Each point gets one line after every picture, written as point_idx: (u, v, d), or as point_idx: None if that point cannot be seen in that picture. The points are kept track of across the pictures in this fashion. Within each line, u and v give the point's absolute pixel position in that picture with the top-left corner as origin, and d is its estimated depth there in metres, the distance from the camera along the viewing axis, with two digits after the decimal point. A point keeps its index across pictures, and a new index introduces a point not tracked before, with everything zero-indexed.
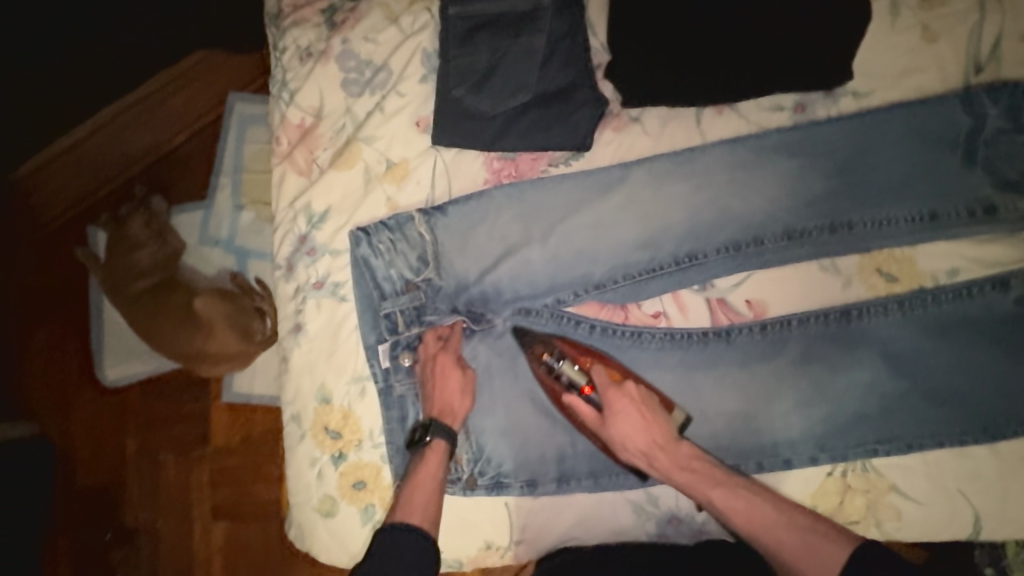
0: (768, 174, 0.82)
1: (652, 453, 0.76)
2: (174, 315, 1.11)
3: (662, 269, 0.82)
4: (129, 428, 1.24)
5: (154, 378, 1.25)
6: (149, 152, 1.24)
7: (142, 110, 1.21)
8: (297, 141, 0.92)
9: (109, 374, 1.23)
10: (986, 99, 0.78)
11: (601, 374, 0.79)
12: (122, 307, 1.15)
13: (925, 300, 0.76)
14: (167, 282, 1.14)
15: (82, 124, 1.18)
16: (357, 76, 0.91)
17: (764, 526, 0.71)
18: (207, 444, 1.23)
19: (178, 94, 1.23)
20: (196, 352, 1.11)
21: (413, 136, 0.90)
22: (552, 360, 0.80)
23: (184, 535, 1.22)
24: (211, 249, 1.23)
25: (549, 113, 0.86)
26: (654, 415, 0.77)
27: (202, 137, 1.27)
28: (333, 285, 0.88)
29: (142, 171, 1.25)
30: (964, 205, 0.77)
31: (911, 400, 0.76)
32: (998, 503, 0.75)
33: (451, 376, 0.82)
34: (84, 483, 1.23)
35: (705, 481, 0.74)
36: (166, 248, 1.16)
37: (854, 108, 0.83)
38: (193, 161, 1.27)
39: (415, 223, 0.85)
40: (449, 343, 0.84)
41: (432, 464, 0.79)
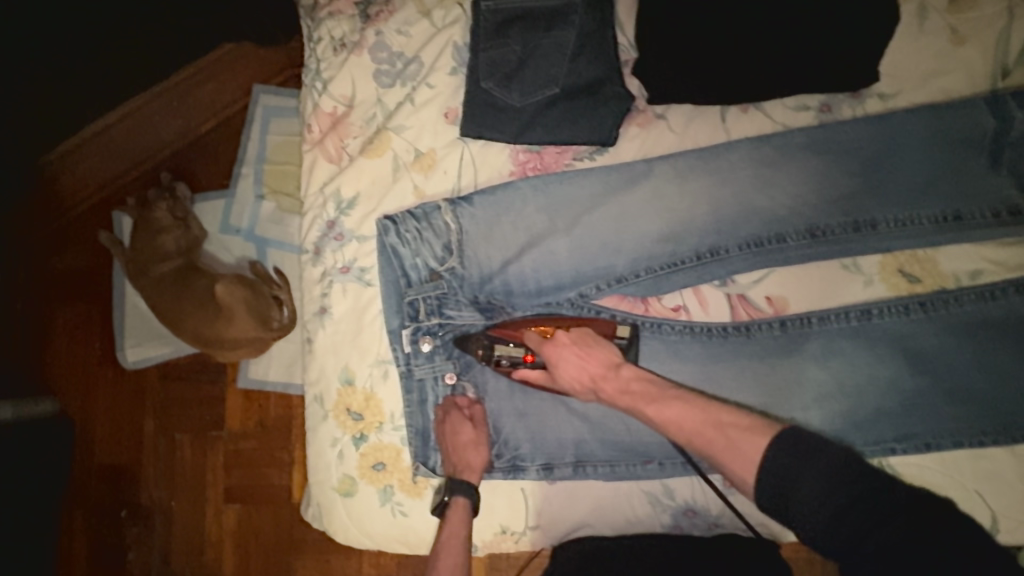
0: (792, 172, 0.83)
1: (597, 385, 0.78)
2: (193, 300, 1.13)
3: (683, 264, 0.83)
4: (147, 410, 1.27)
5: (170, 361, 1.27)
6: (176, 141, 1.28)
7: (171, 100, 1.25)
8: (328, 129, 0.94)
9: (129, 355, 1.26)
10: (1013, 103, 0.78)
11: (533, 337, 0.82)
12: (144, 290, 1.18)
13: (947, 301, 0.77)
14: (188, 267, 1.17)
15: (111, 112, 1.23)
16: (389, 67, 0.93)
17: (707, 432, 0.68)
18: (222, 429, 1.26)
19: (205, 85, 1.26)
20: (215, 338, 1.14)
21: (442, 127, 0.92)
22: (489, 348, 0.83)
23: (199, 515, 1.25)
24: (231, 238, 1.26)
25: (576, 108, 0.88)
26: (592, 348, 0.79)
27: (227, 129, 1.30)
28: (359, 270, 0.90)
29: (167, 159, 1.28)
30: (990, 207, 0.77)
31: (930, 400, 0.77)
32: (1016, 505, 0.75)
33: (461, 428, 0.83)
34: (102, 461, 1.26)
35: (646, 399, 0.75)
36: (188, 236, 1.19)
37: (880, 109, 0.84)
38: (217, 151, 1.30)
39: (442, 212, 0.87)
40: (451, 409, 0.84)
41: (456, 521, 0.80)
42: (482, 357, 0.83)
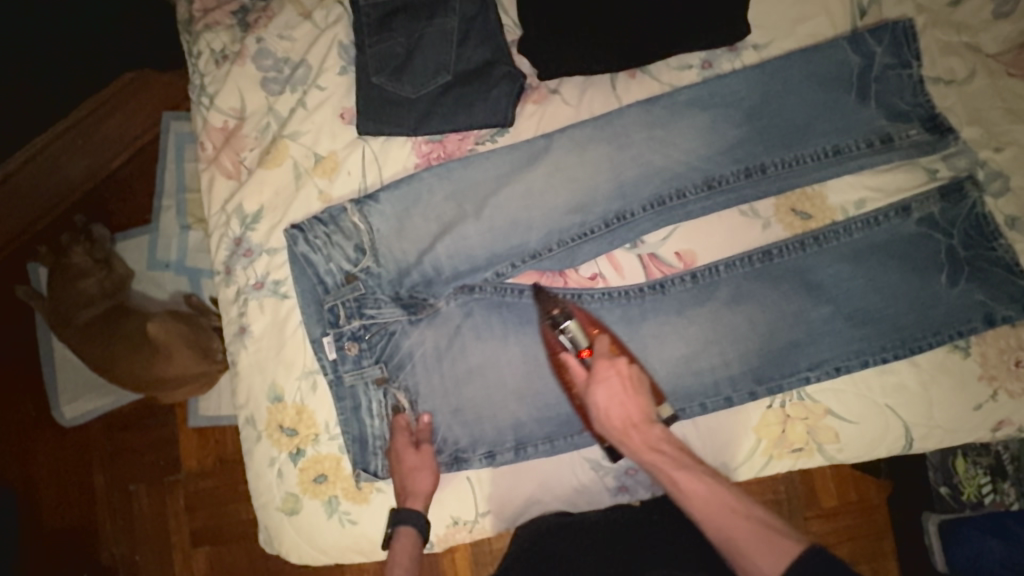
0: (683, 129, 0.85)
1: (624, 426, 0.75)
2: (126, 340, 1.07)
3: (593, 233, 0.84)
4: (96, 466, 1.21)
5: (113, 412, 1.22)
6: (88, 180, 1.21)
7: (75, 137, 1.17)
8: (222, 145, 0.91)
9: (66, 413, 1.20)
10: (872, 40, 0.83)
11: (602, 342, 0.79)
12: (72, 340, 1.11)
13: (837, 232, 0.81)
14: (118, 309, 1.11)
15: (10, 159, 1.13)
16: (276, 74, 0.91)
17: (721, 511, 0.66)
18: (178, 472, 1.20)
19: (111, 118, 1.19)
20: (154, 378, 1.08)
21: (339, 127, 0.90)
22: (561, 314, 0.81)
23: (166, 564, 1.19)
24: (161, 274, 1.22)
25: (468, 93, 0.88)
26: (637, 391, 0.76)
27: (142, 161, 1.24)
28: (273, 283, 0.88)
29: (80, 201, 1.22)
30: (863, 137, 0.82)
31: (836, 326, 0.81)
32: (923, 411, 0.80)
33: (408, 455, 0.82)
34: (53, 526, 1.19)
35: (669, 462, 0.71)
36: (112, 277, 1.14)
37: (756, 60, 0.88)
38: (133, 188, 1.24)
39: (348, 213, 0.85)
40: (400, 433, 0.83)
41: (404, 551, 0.78)
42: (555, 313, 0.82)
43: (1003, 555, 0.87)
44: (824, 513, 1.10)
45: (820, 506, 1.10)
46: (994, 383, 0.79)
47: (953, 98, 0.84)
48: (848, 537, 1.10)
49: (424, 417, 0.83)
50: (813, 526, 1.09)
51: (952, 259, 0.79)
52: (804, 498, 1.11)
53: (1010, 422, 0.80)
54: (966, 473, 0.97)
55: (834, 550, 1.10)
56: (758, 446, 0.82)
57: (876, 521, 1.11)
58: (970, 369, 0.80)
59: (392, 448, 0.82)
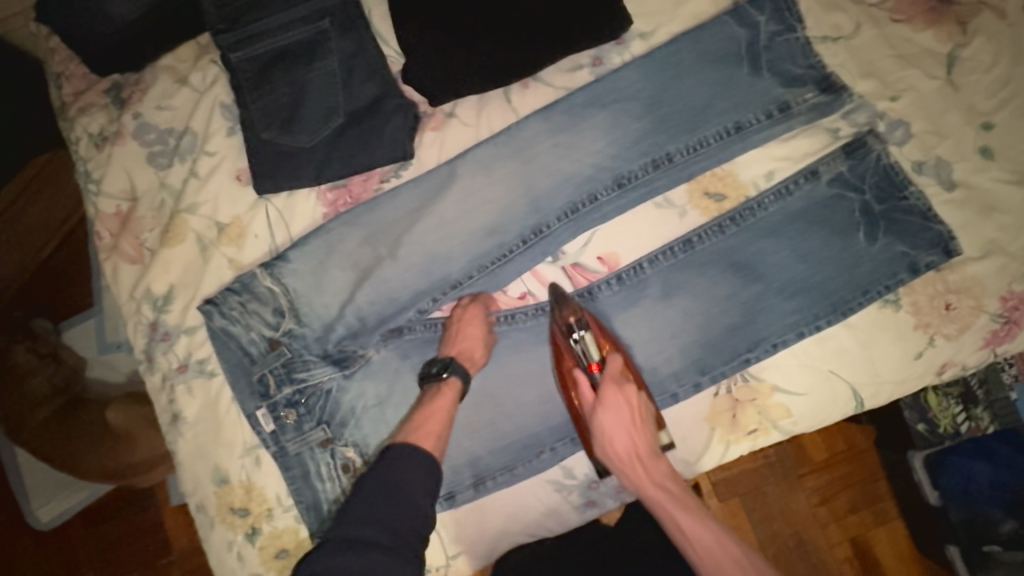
0: (585, 132, 0.84)
1: (631, 462, 0.75)
2: (86, 434, 1.06)
3: (512, 252, 0.82)
4: (83, 563, 1.19)
5: (91, 505, 1.21)
6: (20, 272, 1.19)
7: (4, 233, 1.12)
8: (119, 230, 0.88)
9: (41, 516, 1.18)
10: (753, 10, 0.82)
11: (614, 364, 0.77)
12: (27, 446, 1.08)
13: (752, 209, 0.81)
14: (73, 402, 1.10)
15: None
16: (162, 147, 0.88)
17: (719, 556, 0.69)
18: (170, 552, 1.19)
19: (32, 208, 1.14)
20: (117, 468, 1.05)
21: (238, 190, 0.87)
22: (578, 324, 0.77)
23: None
24: (116, 355, 1.19)
25: (362, 132, 0.85)
26: (645, 424, 0.76)
27: (72, 245, 1.23)
28: (198, 363, 0.85)
29: (14, 296, 1.20)
30: (762, 109, 0.81)
31: (767, 303, 0.80)
32: (867, 370, 0.80)
33: (474, 323, 0.81)
34: None
35: (674, 504, 0.73)
36: (63, 369, 1.12)
37: (646, 49, 0.87)
38: (68, 275, 1.23)
39: (260, 278, 0.82)
40: (458, 314, 0.81)
41: (443, 397, 0.77)
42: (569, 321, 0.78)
43: (992, 476, 0.90)
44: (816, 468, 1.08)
45: (812, 461, 1.08)
46: (930, 330, 0.79)
47: (843, 53, 0.84)
48: (846, 485, 1.08)
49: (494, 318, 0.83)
50: (809, 482, 1.07)
51: (867, 215, 0.79)
52: (796, 455, 1.08)
53: (953, 364, 0.80)
54: (942, 408, 0.93)
55: (833, 501, 1.07)
56: (713, 436, 0.82)
57: (869, 464, 1.09)
58: (904, 321, 0.80)
59: (468, 309, 0.81)
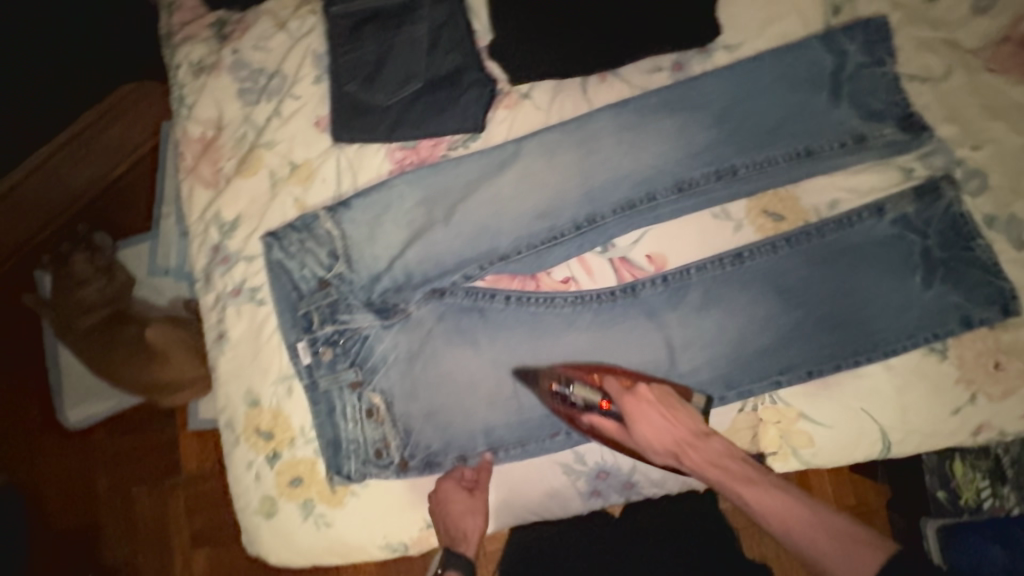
0: (654, 133, 0.85)
1: (681, 451, 0.75)
2: (125, 347, 1.11)
3: (563, 236, 0.84)
4: (99, 469, 1.27)
5: (117, 415, 1.28)
6: (91, 187, 1.28)
7: (76, 149, 1.23)
8: (201, 155, 0.93)
9: (70, 415, 1.26)
10: (844, 38, 0.82)
11: (613, 386, 0.79)
12: (75, 346, 1.16)
13: (809, 233, 0.80)
14: (115, 316, 1.15)
15: (13, 170, 1.18)
16: (253, 84, 0.93)
17: (795, 521, 0.69)
18: (178, 474, 1.26)
19: (111, 129, 1.25)
20: (151, 382, 1.12)
21: (314, 136, 0.92)
22: (562, 383, 0.80)
23: (166, 567, 1.24)
24: (161, 280, 1.26)
25: (438, 99, 0.88)
26: (676, 410, 0.76)
27: (141, 169, 1.31)
28: (250, 290, 0.90)
29: (83, 209, 1.29)
30: (836, 138, 0.81)
31: (807, 329, 0.80)
32: (899, 415, 0.79)
33: (459, 498, 0.83)
34: (59, 529, 1.25)
35: (737, 478, 0.73)
36: (113, 284, 1.17)
37: (728, 61, 0.87)
38: (135, 195, 1.31)
39: (322, 220, 0.87)
40: (473, 470, 0.85)
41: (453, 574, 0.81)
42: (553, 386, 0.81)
43: None
44: None
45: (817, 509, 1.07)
46: (972, 387, 0.78)
47: (930, 95, 0.83)
48: None
49: (486, 455, 0.84)
50: None
51: (927, 260, 0.77)
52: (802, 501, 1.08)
53: (991, 427, 0.78)
54: (965, 478, 0.91)
55: None
56: None
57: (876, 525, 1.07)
58: (946, 373, 0.78)
59: (445, 487, 0.83)
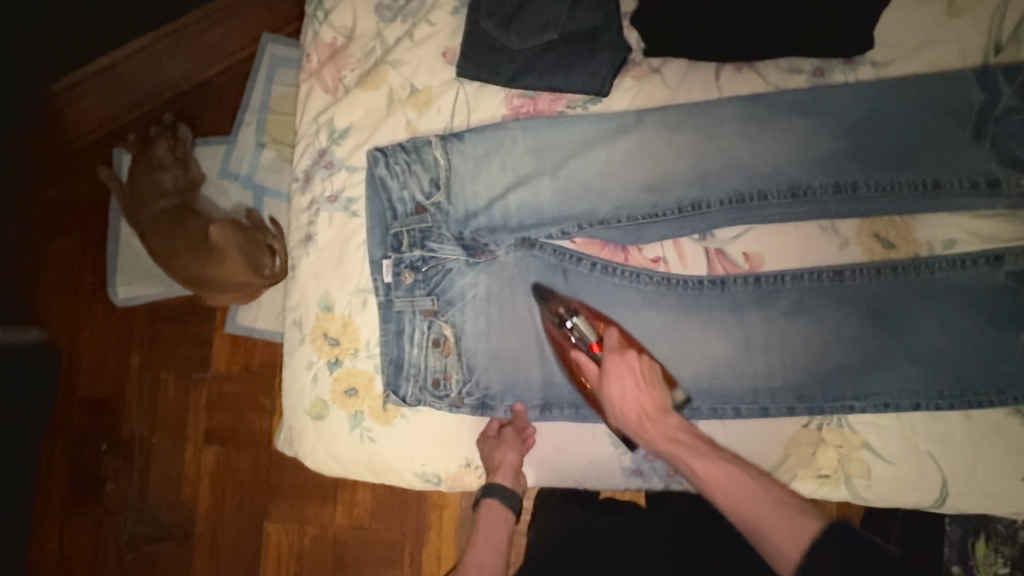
0: (780, 133, 0.83)
1: (643, 421, 0.76)
2: (186, 239, 1.14)
3: (664, 215, 0.84)
4: (134, 348, 1.31)
5: (161, 301, 1.31)
6: (183, 82, 1.30)
7: (182, 41, 1.27)
8: (327, 60, 0.95)
9: (120, 291, 1.30)
10: (1003, 78, 0.79)
11: (612, 336, 0.79)
12: (139, 227, 1.20)
13: (919, 267, 0.78)
14: (182, 207, 1.19)
15: (118, 48, 1.25)
16: (391, 2, 0.94)
17: (741, 496, 0.68)
18: (207, 371, 1.29)
19: (214, 29, 1.29)
20: (206, 277, 1.14)
21: (439, 65, 0.92)
22: (567, 313, 0.82)
23: (178, 456, 1.29)
24: (229, 184, 1.29)
25: (571, 54, 0.88)
26: (652, 383, 0.77)
27: (232, 74, 1.32)
28: (346, 200, 0.91)
29: (171, 101, 1.31)
30: (969, 178, 0.78)
31: (894, 361, 0.78)
32: (966, 468, 0.77)
33: (511, 449, 0.84)
34: (84, 396, 1.29)
35: (689, 453, 0.73)
36: (187, 176, 1.21)
37: (872, 77, 0.85)
38: (221, 98, 1.32)
39: (431, 146, 0.88)
40: (514, 424, 0.86)
41: (490, 519, 0.85)
42: (559, 311, 0.82)
43: None
44: None
45: None
46: None
47: None
48: None
49: (517, 407, 0.84)
50: None
51: None
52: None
53: None
54: (985, 559, 0.89)
55: None
56: (784, 462, 0.81)
57: None
58: None
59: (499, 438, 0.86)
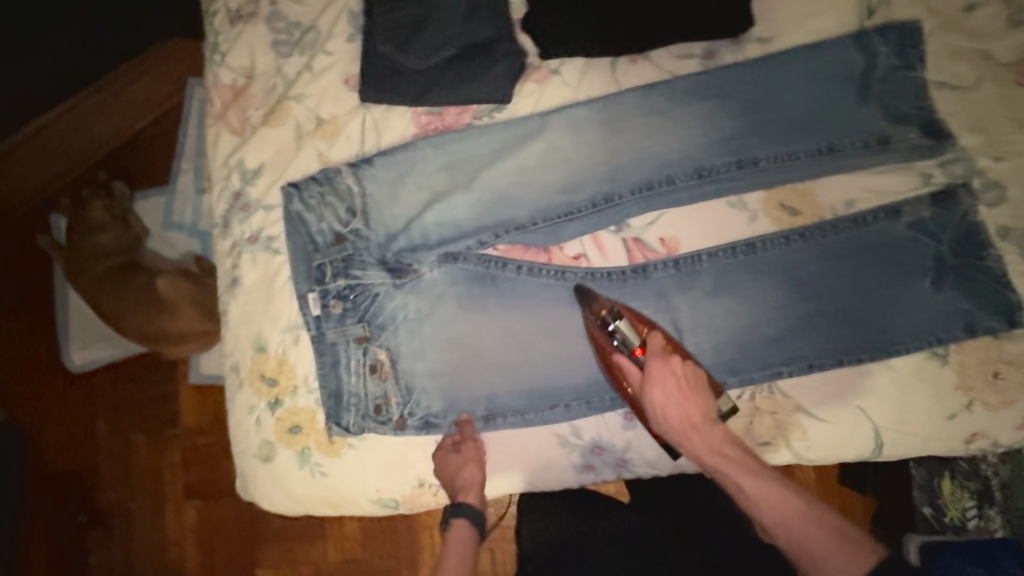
0: (680, 118, 0.85)
1: (688, 430, 0.74)
2: (135, 295, 1.13)
3: (579, 212, 0.85)
4: (99, 413, 1.28)
5: (121, 362, 1.29)
6: (115, 137, 1.28)
7: (105, 98, 1.23)
8: (230, 102, 0.94)
9: (75, 359, 1.27)
10: (878, 39, 0.82)
11: (655, 341, 0.77)
12: (83, 289, 1.17)
13: (824, 230, 0.80)
14: (127, 264, 1.17)
15: (42, 113, 1.20)
16: (287, 37, 0.94)
17: (788, 514, 0.68)
18: (176, 426, 1.27)
19: (141, 81, 1.25)
20: (159, 333, 1.13)
21: (343, 93, 0.93)
22: (610, 315, 0.79)
23: (159, 515, 1.26)
24: (175, 235, 1.28)
25: (469, 67, 0.89)
26: (696, 391, 0.75)
27: (165, 124, 1.30)
28: (267, 239, 0.91)
29: (104, 159, 1.29)
30: (860, 138, 0.81)
31: (815, 323, 0.80)
32: (896, 416, 0.80)
33: (466, 465, 0.85)
34: (55, 469, 1.27)
35: (735, 467, 0.72)
36: (128, 234, 1.19)
37: (760, 53, 0.88)
38: (156, 150, 1.30)
39: (343, 175, 0.88)
40: (462, 435, 0.85)
41: (457, 540, 0.82)
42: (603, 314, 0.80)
43: None
44: None
45: None
46: (970, 394, 0.78)
47: (957, 103, 0.83)
48: None
49: (464, 417, 0.85)
50: None
51: (939, 266, 0.78)
52: None
53: (984, 435, 0.79)
54: (951, 496, 0.94)
55: None
56: None
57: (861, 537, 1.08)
58: (947, 378, 0.79)
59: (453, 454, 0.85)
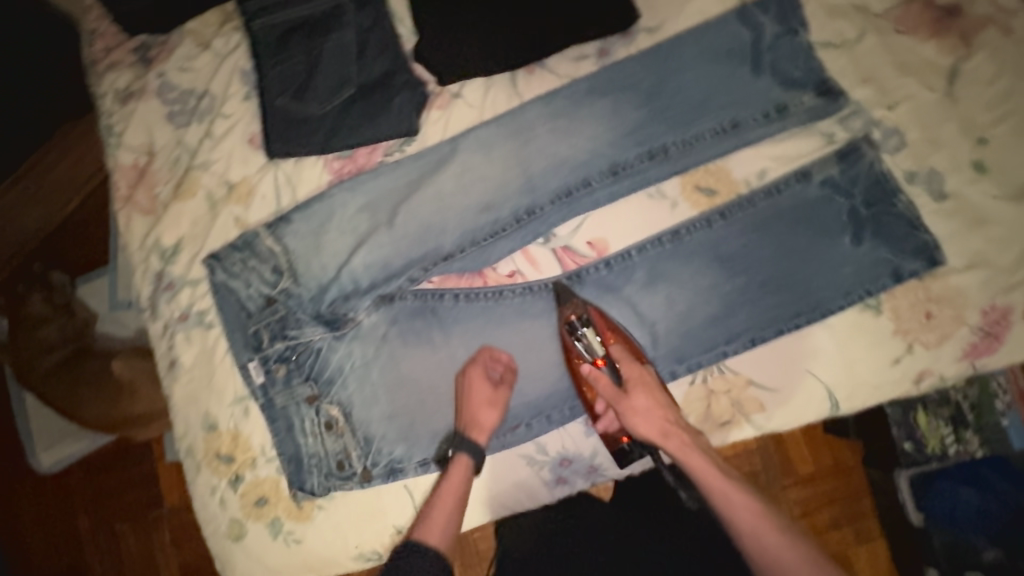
0: (586, 118, 0.86)
1: (661, 436, 0.75)
2: (90, 382, 1.07)
3: (505, 230, 0.85)
4: (78, 509, 1.23)
5: (91, 453, 1.23)
6: (45, 225, 1.23)
7: (25, 190, 1.15)
8: (135, 182, 0.92)
9: (44, 459, 1.22)
10: (759, 10, 0.83)
11: (623, 353, 0.79)
12: (38, 389, 1.10)
13: (742, 204, 0.82)
14: (75, 355, 1.11)
15: None
16: (182, 106, 0.92)
17: (758, 523, 0.68)
18: (161, 506, 1.21)
19: (58, 165, 1.17)
20: (121, 419, 1.07)
21: (249, 152, 0.91)
22: (579, 321, 0.81)
23: None
24: (125, 312, 1.19)
25: (369, 105, 0.88)
26: (666, 399, 0.77)
27: (93, 202, 1.26)
28: (198, 314, 0.89)
29: (36, 250, 1.25)
30: (760, 109, 0.82)
31: (751, 296, 0.82)
32: (844, 371, 0.81)
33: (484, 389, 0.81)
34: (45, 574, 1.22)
35: (706, 473, 0.72)
36: (74, 321, 1.13)
37: (651, 43, 0.89)
38: (89, 231, 1.26)
39: (262, 237, 0.86)
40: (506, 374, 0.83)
41: (459, 474, 0.78)
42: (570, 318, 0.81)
43: (980, 504, 0.85)
44: (802, 477, 1.06)
45: (797, 473, 1.06)
46: (909, 337, 0.81)
47: (844, 59, 0.85)
48: (829, 500, 1.06)
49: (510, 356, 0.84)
50: (792, 493, 1.05)
51: (856, 220, 0.80)
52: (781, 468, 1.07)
53: (931, 373, 0.80)
54: (929, 427, 0.93)
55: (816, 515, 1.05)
56: None
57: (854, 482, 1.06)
58: (883, 326, 0.81)
59: (495, 389, 0.82)
